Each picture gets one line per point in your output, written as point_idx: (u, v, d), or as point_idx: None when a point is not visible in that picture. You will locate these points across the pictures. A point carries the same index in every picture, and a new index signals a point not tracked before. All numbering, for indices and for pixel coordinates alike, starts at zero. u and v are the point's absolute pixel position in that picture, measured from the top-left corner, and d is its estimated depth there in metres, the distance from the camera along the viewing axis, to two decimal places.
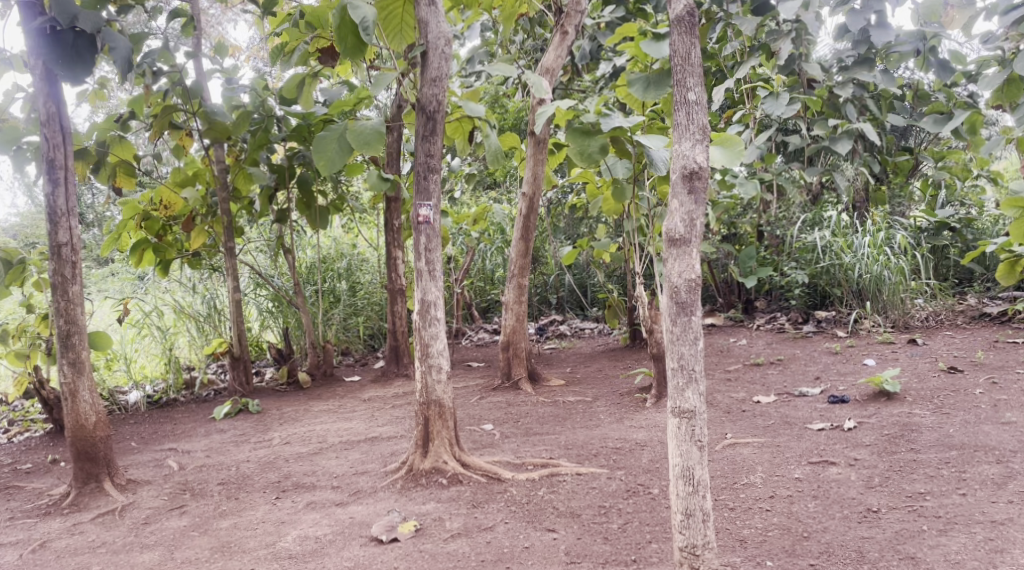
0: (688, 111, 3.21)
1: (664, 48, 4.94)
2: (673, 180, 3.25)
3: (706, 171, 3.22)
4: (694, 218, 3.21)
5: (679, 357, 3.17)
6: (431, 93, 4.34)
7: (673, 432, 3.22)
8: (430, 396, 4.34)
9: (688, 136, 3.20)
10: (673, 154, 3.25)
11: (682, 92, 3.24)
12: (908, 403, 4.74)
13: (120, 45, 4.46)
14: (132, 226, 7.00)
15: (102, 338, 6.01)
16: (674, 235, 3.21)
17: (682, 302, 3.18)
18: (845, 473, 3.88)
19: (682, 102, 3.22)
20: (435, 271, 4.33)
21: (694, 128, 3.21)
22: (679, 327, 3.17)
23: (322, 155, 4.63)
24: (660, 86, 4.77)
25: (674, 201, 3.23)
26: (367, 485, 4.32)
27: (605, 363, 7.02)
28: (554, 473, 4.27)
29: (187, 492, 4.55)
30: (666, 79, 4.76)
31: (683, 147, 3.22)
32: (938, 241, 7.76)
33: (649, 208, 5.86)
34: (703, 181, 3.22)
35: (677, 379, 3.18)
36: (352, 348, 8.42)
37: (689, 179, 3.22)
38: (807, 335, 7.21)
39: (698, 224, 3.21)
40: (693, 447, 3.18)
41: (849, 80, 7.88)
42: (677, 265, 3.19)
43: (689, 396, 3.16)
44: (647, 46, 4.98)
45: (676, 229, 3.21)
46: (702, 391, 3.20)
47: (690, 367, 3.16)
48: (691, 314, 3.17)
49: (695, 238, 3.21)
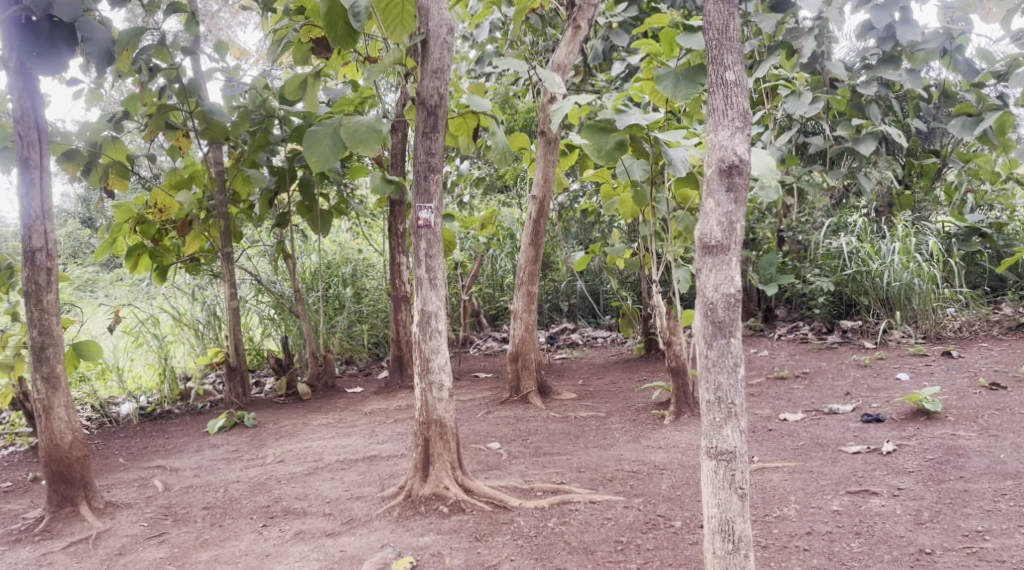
0: (727, 94, 2.89)
1: (702, 41, 4.61)
2: (708, 175, 2.93)
3: (747, 165, 2.90)
4: (732, 220, 2.89)
5: (715, 388, 2.89)
6: (432, 86, 4.00)
7: (708, 475, 2.95)
8: (431, 415, 4.00)
9: (727, 123, 2.88)
10: (708, 145, 2.93)
11: (719, 72, 2.92)
12: (950, 424, 4.37)
13: (96, 36, 4.13)
14: (126, 230, 6.66)
15: (93, 348, 5.70)
16: (709, 242, 2.88)
17: (720, 322, 2.87)
18: (888, 506, 3.51)
19: (720, 83, 2.90)
20: (436, 279, 3.99)
21: (733, 114, 2.89)
22: (717, 352, 2.87)
23: (312, 153, 4.27)
24: (691, 82, 4.47)
25: (711, 200, 2.90)
26: (362, 512, 3.97)
27: (619, 375, 6.67)
28: (565, 501, 3.92)
29: (169, 517, 4.22)
30: (698, 77, 4.48)
31: (721, 136, 2.90)
32: (968, 247, 7.28)
33: (669, 213, 5.49)
34: (743, 176, 2.90)
35: (714, 413, 2.90)
36: (355, 358, 8.06)
37: (728, 174, 2.90)
38: (831, 346, 6.82)
39: (737, 228, 2.90)
40: (733, 495, 2.91)
41: (873, 79, 7.47)
42: (713, 277, 2.88)
43: (728, 434, 2.88)
44: (684, 38, 4.63)
45: (713, 234, 2.88)
46: (742, 429, 2.92)
47: (728, 401, 2.88)
48: (729, 336, 2.87)
49: (735, 245, 2.89)
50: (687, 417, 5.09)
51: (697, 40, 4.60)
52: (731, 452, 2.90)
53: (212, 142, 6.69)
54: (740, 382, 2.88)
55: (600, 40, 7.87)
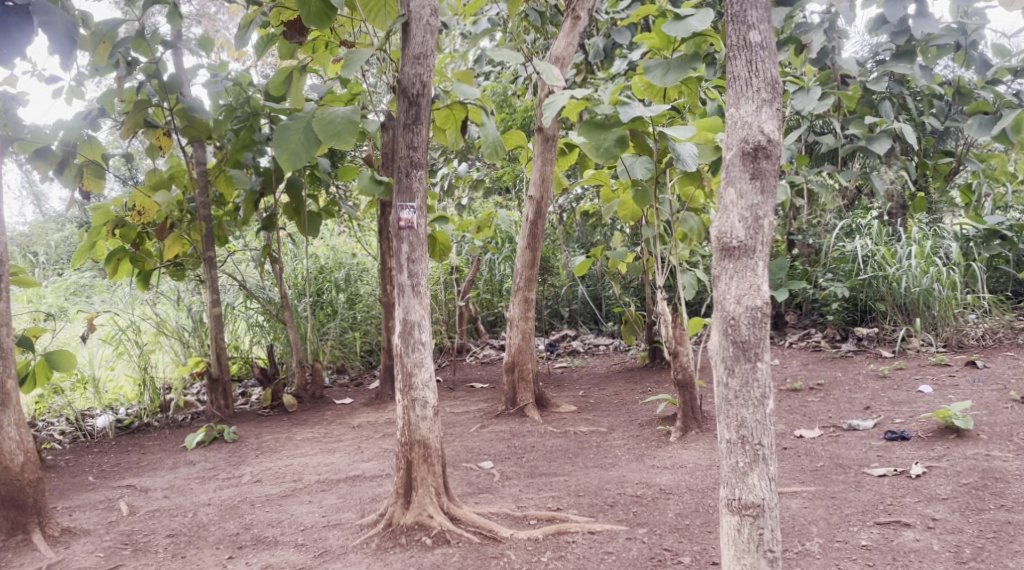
0: (750, 59, 2.70)
1: (693, 25, 4.06)
2: (729, 159, 2.73)
3: (775, 147, 2.70)
4: (758, 215, 2.69)
5: (739, 425, 2.69)
6: (413, 73, 3.64)
7: (731, 535, 2.75)
8: (413, 436, 3.64)
9: (751, 95, 2.68)
10: (729, 122, 2.73)
11: (742, 33, 2.73)
12: (983, 444, 3.99)
13: (55, 19, 3.73)
14: (105, 234, 6.26)
15: (66, 358, 5.34)
16: (730, 243, 2.69)
17: (743, 343, 2.68)
18: (923, 541, 3.15)
19: (743, 45, 2.71)
20: (419, 286, 3.65)
21: (759, 84, 2.69)
22: (740, 380, 2.68)
23: (283, 150, 3.90)
24: (681, 70, 4.18)
25: (734, 191, 2.70)
26: (337, 543, 3.62)
27: (622, 386, 6.28)
28: (561, 531, 3.56)
29: (128, 547, 3.88)
30: (691, 64, 4.19)
31: (744, 111, 2.70)
32: (988, 251, 6.83)
33: (671, 213, 5.16)
34: (770, 160, 2.70)
35: (739, 458, 2.70)
36: (347, 366, 7.69)
37: (753, 158, 2.70)
38: (846, 355, 6.46)
39: (764, 225, 2.70)
40: (761, 558, 2.70)
41: (885, 75, 7.18)
42: (735, 286, 2.69)
43: (757, 485, 2.69)
44: (670, 25, 4.10)
45: (734, 233, 2.69)
46: (772, 477, 2.72)
47: (754, 442, 2.68)
48: (754, 361, 2.67)
49: (761, 245, 2.70)
50: (694, 433, 4.72)
51: (685, 27, 4.08)
52: (759, 506, 2.72)
53: (194, 140, 6.30)
54: (767, 418, 2.68)
55: (603, 37, 7.49)
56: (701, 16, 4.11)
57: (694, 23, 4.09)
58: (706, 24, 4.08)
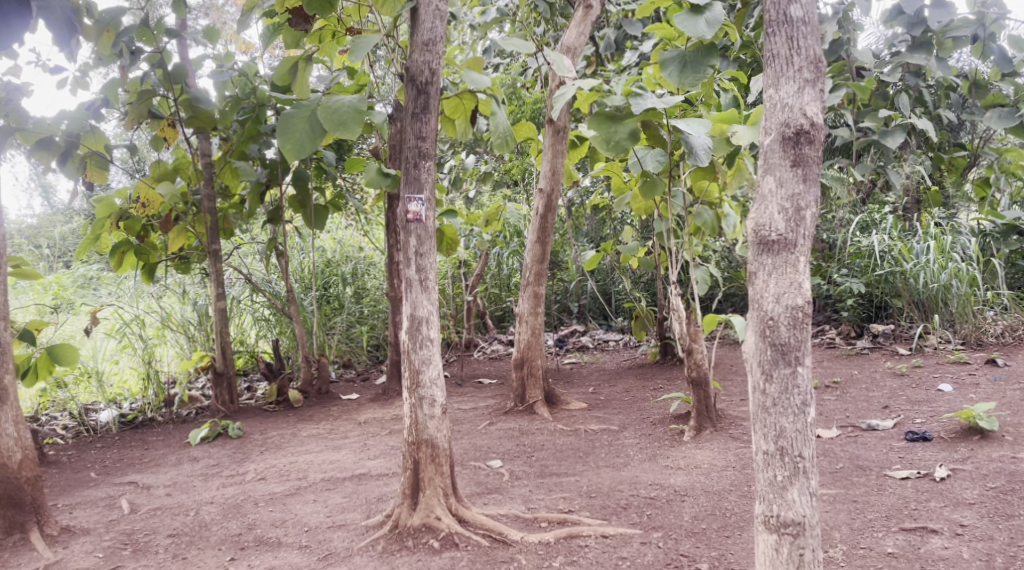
0: (792, 34, 2.62)
1: (701, 29, 3.76)
2: (767, 145, 2.65)
3: (818, 132, 2.62)
4: (800, 206, 2.62)
5: (777, 435, 2.62)
6: (422, 61, 3.52)
7: (769, 555, 2.68)
8: (420, 435, 3.53)
9: (791, 75, 2.61)
10: (769, 103, 2.65)
11: (781, 8, 2.65)
12: (1009, 446, 3.86)
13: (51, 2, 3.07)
14: (109, 227, 6.11)
15: (68, 352, 5.25)
16: (769, 236, 2.62)
17: (783, 345, 2.60)
18: (952, 549, 3.03)
19: (783, 21, 2.63)
20: (427, 281, 3.54)
21: (801, 64, 2.61)
22: (778, 384, 2.61)
23: (287, 139, 3.79)
24: (697, 69, 3.99)
25: (772, 178, 2.63)
26: (342, 546, 3.52)
27: (633, 382, 6.18)
28: (573, 535, 3.45)
29: (128, 547, 3.78)
30: (705, 62, 3.98)
31: (785, 92, 2.63)
32: (1007, 247, 6.62)
33: (683, 208, 5.06)
34: (813, 146, 2.62)
35: (777, 472, 2.63)
36: (354, 361, 7.58)
37: (795, 143, 2.62)
38: (862, 352, 6.33)
39: (806, 218, 2.62)
40: None
41: (899, 66, 6.91)
42: (774, 284, 2.61)
43: (796, 501, 2.62)
44: (680, 23, 3.79)
45: (774, 225, 2.62)
46: (812, 492, 2.65)
47: (794, 454, 2.61)
48: (794, 365, 2.60)
49: (802, 239, 2.62)
50: (708, 432, 4.60)
51: (694, 28, 3.77)
52: (799, 524, 2.64)
53: (199, 131, 6.19)
54: (808, 429, 2.61)
55: (613, 28, 7.32)
56: (712, 14, 3.80)
57: (704, 25, 3.79)
58: (716, 27, 3.78)
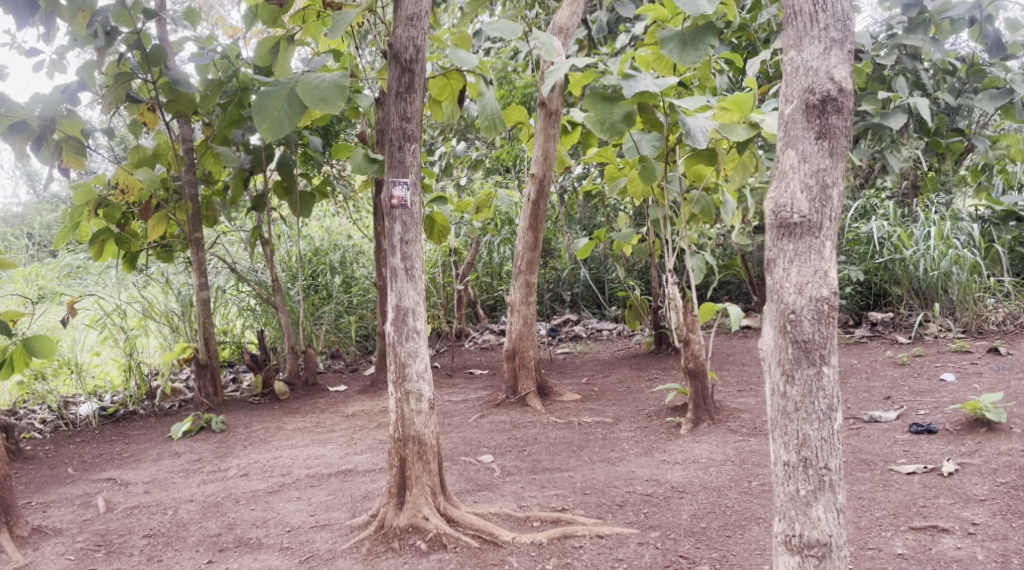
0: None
1: (702, 6, 3.53)
2: (789, 112, 2.50)
3: (846, 97, 2.47)
4: (825, 184, 2.46)
5: (800, 444, 2.48)
6: (406, 36, 3.35)
7: None
8: (407, 431, 3.37)
9: (817, 35, 2.46)
10: (790, 66, 2.50)
11: None
12: (1018, 439, 3.73)
13: None
14: (87, 215, 5.91)
15: (46, 345, 5.02)
16: (790, 218, 2.47)
17: (806, 343, 2.46)
18: (965, 549, 2.89)
19: None
20: (413, 270, 3.37)
21: (828, 23, 2.46)
22: (801, 387, 2.46)
23: (264, 118, 3.61)
24: (697, 46, 3.81)
25: (793, 151, 2.48)
26: (324, 548, 3.37)
27: (627, 373, 6.04)
28: (567, 535, 3.31)
29: (102, 548, 3.62)
30: (704, 39, 3.80)
31: (812, 53, 2.47)
32: (1007, 233, 6.48)
33: (681, 193, 4.90)
34: (841, 115, 2.46)
35: (801, 485, 2.49)
36: (342, 351, 7.41)
37: (822, 111, 2.46)
38: (861, 341, 6.21)
39: (830, 197, 2.47)
40: None
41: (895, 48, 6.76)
42: (798, 274, 2.46)
43: (816, 515, 2.48)
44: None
45: (796, 205, 2.47)
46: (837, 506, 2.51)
47: (818, 466, 2.48)
48: (819, 365, 2.46)
49: (828, 220, 2.47)
50: (706, 425, 4.46)
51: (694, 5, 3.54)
52: (824, 544, 2.51)
53: (180, 116, 6.00)
54: (835, 436, 2.47)
55: (605, 11, 7.15)
56: None
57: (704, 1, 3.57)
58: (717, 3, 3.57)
